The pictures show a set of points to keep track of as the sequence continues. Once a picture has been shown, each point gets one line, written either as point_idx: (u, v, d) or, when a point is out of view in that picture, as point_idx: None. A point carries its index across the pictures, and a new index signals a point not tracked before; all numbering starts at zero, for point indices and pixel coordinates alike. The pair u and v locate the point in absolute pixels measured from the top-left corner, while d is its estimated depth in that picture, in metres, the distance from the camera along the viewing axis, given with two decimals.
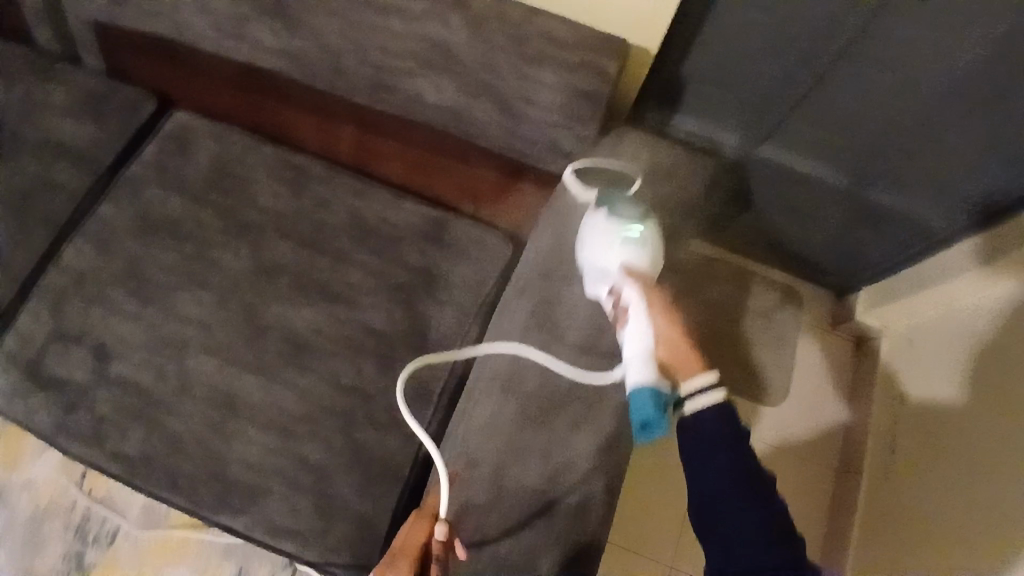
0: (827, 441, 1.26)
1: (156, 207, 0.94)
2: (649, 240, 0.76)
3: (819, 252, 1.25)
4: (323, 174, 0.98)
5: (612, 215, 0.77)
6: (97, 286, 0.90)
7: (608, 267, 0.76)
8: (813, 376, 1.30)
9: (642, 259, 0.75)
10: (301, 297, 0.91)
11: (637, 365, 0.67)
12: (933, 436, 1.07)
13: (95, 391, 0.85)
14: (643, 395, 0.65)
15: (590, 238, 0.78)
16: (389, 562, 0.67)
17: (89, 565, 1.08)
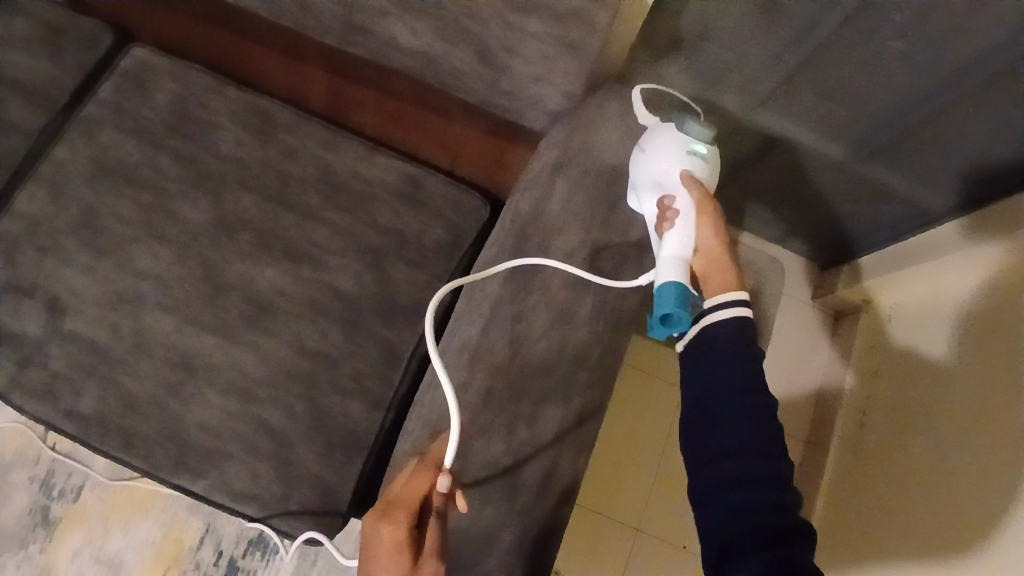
0: (800, 412, 1.28)
1: (114, 152, 0.89)
2: (712, 158, 0.73)
3: (812, 220, 1.20)
4: (292, 124, 0.92)
5: (681, 128, 0.73)
6: (50, 235, 0.85)
7: (662, 169, 0.71)
8: (791, 347, 1.30)
9: (703, 173, 0.72)
10: (265, 256, 0.87)
11: (672, 267, 0.67)
12: (899, 426, 1.05)
13: (48, 346, 0.82)
14: (669, 294, 0.65)
15: (655, 141, 0.73)
16: (387, 511, 0.64)
17: (55, 518, 1.07)
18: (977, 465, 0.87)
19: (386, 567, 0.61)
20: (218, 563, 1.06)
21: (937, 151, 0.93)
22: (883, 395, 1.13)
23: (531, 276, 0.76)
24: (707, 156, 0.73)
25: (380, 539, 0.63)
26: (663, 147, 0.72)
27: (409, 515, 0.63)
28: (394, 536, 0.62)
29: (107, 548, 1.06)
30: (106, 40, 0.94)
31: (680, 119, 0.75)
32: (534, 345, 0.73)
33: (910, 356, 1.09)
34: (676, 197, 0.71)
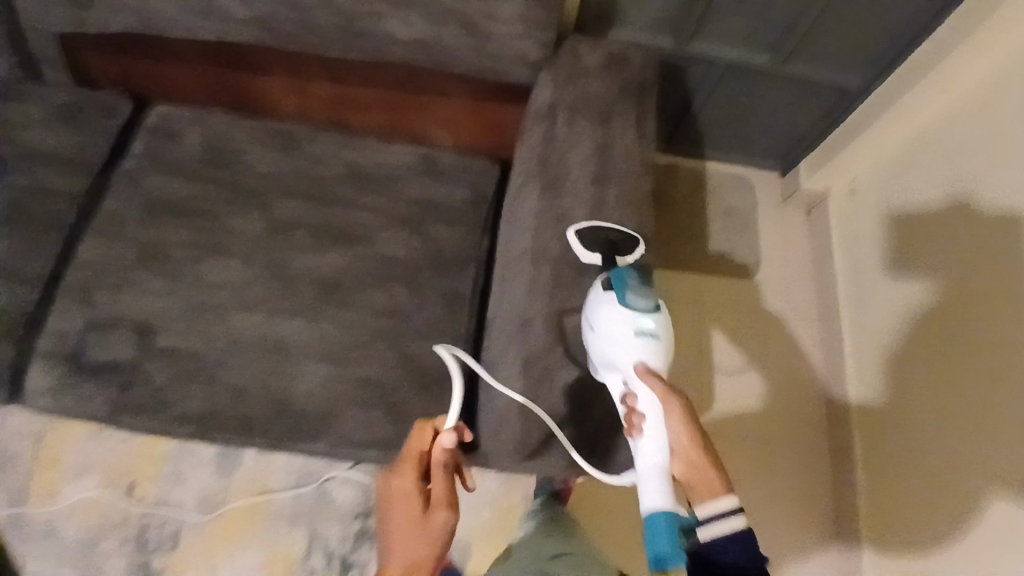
0: (800, 289, 1.44)
1: (162, 193, 0.98)
2: (664, 332, 0.72)
3: (757, 133, 1.38)
4: (312, 136, 1.05)
5: (623, 304, 0.72)
6: (121, 272, 0.92)
7: (619, 356, 0.71)
8: (777, 240, 1.46)
9: (657, 354, 0.71)
10: (321, 245, 0.97)
11: (656, 488, 0.66)
12: (910, 361, 1.20)
13: (147, 364, 0.88)
14: (663, 525, 0.64)
15: (605, 327, 0.73)
16: (396, 466, 0.77)
17: (157, 571, 1.09)
18: (988, 420, 1.03)
19: (401, 513, 0.74)
20: (330, 565, 1.11)
21: (849, 39, 1.14)
22: (869, 272, 1.31)
23: (560, 184, 0.88)
24: (656, 331, 0.72)
25: (393, 491, 0.75)
26: (614, 336, 0.71)
27: (415, 467, 0.76)
28: (402, 487, 0.75)
29: None
30: (124, 105, 1.04)
31: (620, 288, 0.73)
32: (581, 233, 0.84)
33: (885, 241, 1.27)
34: (640, 397, 0.70)
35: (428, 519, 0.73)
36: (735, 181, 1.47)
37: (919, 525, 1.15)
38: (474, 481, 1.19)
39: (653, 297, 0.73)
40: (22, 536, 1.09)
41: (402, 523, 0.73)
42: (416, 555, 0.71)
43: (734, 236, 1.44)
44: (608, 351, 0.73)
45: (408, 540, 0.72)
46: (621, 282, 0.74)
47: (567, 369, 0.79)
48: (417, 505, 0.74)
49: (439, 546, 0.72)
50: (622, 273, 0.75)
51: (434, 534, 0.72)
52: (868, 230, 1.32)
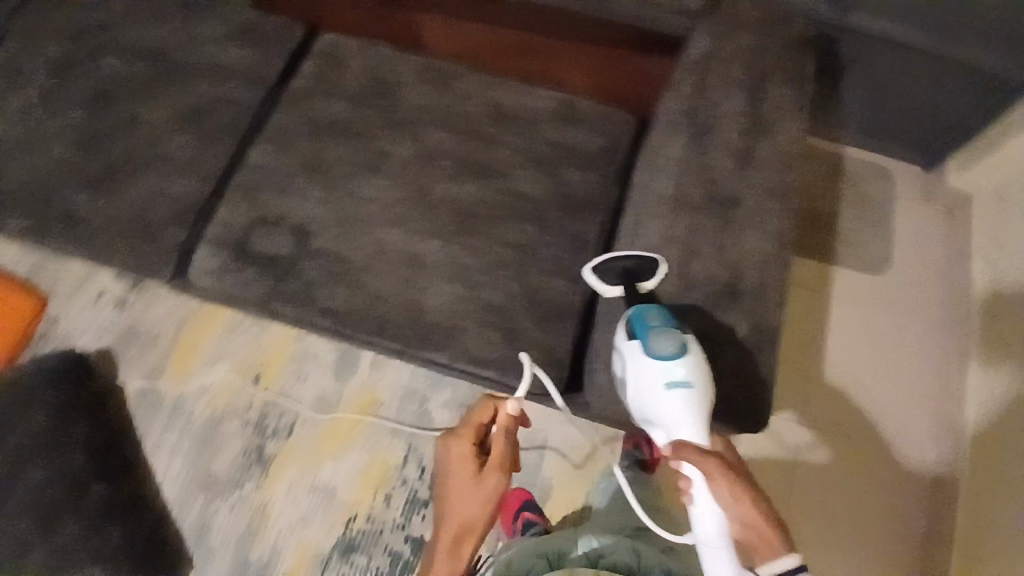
0: (933, 292, 1.37)
1: (327, 113, 1.07)
2: (697, 375, 0.74)
3: (895, 117, 1.30)
4: (463, 74, 1.10)
5: (649, 360, 0.75)
6: (287, 178, 1.02)
7: (653, 410, 0.75)
8: (913, 238, 1.40)
9: (691, 405, 0.73)
10: (462, 175, 1.03)
11: (714, 557, 0.72)
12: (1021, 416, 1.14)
13: (302, 261, 0.97)
14: None
15: (634, 384, 0.76)
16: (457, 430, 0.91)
17: (268, 456, 1.20)
18: None
19: (459, 471, 0.89)
20: (422, 478, 1.19)
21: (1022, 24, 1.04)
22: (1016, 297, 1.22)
23: (707, 136, 0.87)
24: (688, 381, 0.73)
25: (453, 454, 0.90)
26: (647, 391, 0.75)
27: (472, 433, 0.91)
28: (462, 451, 0.90)
29: (321, 476, 1.19)
30: (299, 29, 1.13)
31: (645, 343, 0.75)
32: (724, 187, 0.84)
33: None
34: (684, 464, 0.73)
35: (484, 478, 0.88)
36: (871, 174, 1.42)
37: None
38: (560, 428, 1.23)
39: (676, 339, 0.74)
40: (160, 406, 1.22)
41: (460, 482, 0.89)
42: (472, 511, 0.89)
43: (861, 232, 1.40)
44: (643, 407, 0.76)
45: (468, 492, 0.89)
46: (644, 331, 0.75)
47: (695, 315, 0.80)
48: (475, 464, 0.89)
49: (494, 499, 0.88)
50: (643, 317, 0.77)
51: (489, 489, 0.88)
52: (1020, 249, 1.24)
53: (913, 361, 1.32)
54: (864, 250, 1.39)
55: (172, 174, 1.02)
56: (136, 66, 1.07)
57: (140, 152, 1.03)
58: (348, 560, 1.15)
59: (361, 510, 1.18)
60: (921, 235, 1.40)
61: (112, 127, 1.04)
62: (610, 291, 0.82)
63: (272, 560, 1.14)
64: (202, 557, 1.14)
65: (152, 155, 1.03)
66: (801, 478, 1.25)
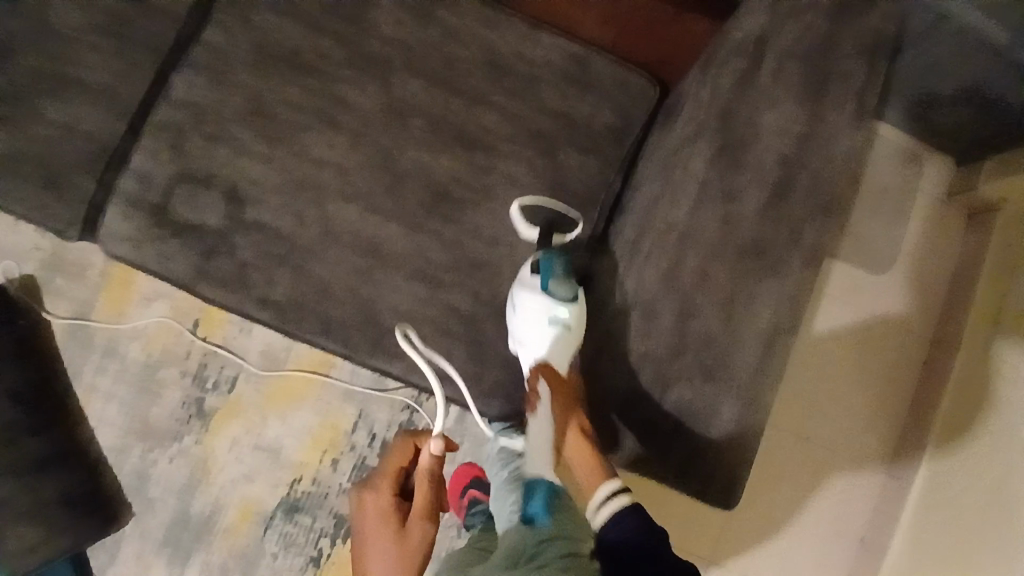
0: (931, 271, 1.23)
1: (273, 36, 0.85)
2: (577, 322, 0.76)
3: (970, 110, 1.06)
4: (450, 1, 0.87)
5: (544, 292, 0.75)
6: (219, 122, 0.83)
7: (526, 340, 0.75)
8: (928, 220, 1.23)
9: (564, 346, 0.74)
10: (436, 142, 0.85)
11: (537, 461, 0.68)
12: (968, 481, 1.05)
13: (234, 235, 0.81)
14: (536, 490, 0.64)
15: (519, 311, 0.76)
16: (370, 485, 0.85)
17: (210, 409, 1.12)
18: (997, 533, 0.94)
19: (377, 529, 0.80)
20: (372, 446, 1.14)
21: None
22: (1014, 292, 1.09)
23: (745, 149, 0.70)
24: (569, 322, 0.75)
25: (366, 508, 0.82)
26: (529, 319, 0.75)
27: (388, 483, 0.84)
28: (378, 503, 0.82)
29: (265, 436, 1.13)
30: None
31: (545, 276, 0.76)
32: (746, 226, 0.69)
33: None
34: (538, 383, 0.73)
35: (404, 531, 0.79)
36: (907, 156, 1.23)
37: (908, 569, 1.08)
38: None
39: (572, 287, 0.76)
40: (91, 345, 1.12)
41: (378, 545, 0.79)
42: None
43: (875, 241, 1.23)
44: (519, 335, 0.77)
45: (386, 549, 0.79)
46: (546, 267, 0.76)
47: (685, 381, 0.69)
48: (395, 521, 0.80)
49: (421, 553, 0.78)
50: (549, 257, 0.78)
51: (410, 546, 0.78)
52: None
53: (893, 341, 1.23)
54: (873, 262, 1.23)
55: (74, 101, 0.82)
56: None
57: (31, 66, 0.81)
58: (292, 519, 1.12)
59: (308, 472, 1.13)
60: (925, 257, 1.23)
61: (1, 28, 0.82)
62: (532, 236, 0.82)
63: (215, 513, 1.11)
64: (142, 505, 1.11)
65: (46, 72, 0.82)
66: (745, 507, 1.16)
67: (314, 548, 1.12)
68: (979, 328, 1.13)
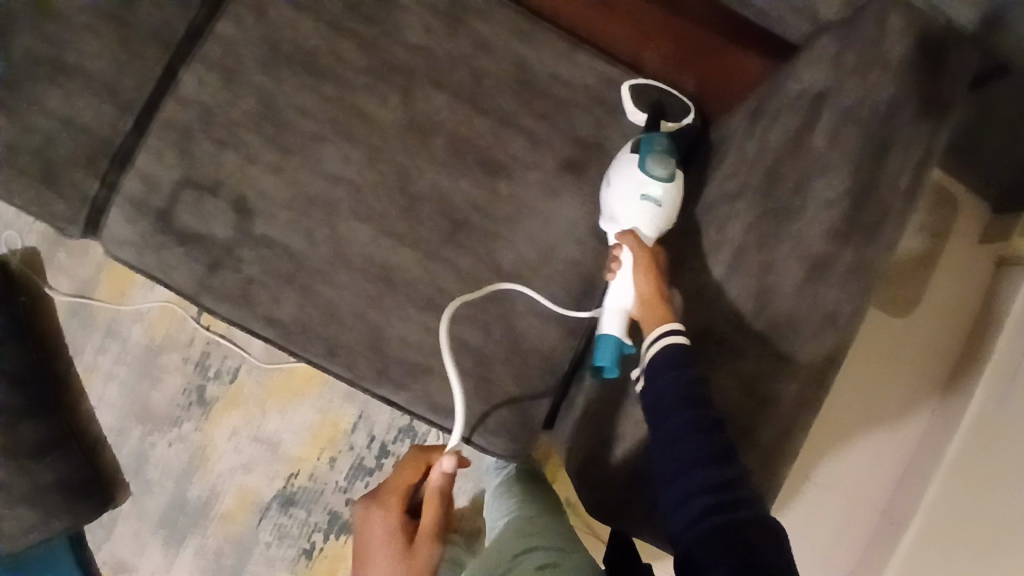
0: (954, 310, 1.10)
1: (289, 30, 0.79)
2: (672, 201, 0.71)
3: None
4: (485, 9, 0.81)
5: (641, 165, 0.72)
6: (228, 125, 0.78)
7: (618, 213, 0.73)
8: (961, 261, 1.09)
9: (655, 221, 0.71)
10: (458, 165, 0.80)
11: (612, 318, 0.71)
12: (963, 521, 0.95)
13: (240, 249, 0.77)
14: (606, 346, 0.71)
15: (615, 181, 0.73)
16: (377, 500, 0.78)
17: (211, 398, 1.12)
18: None
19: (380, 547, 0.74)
20: (371, 447, 1.12)
21: None
22: None
23: (786, 221, 0.68)
24: (662, 199, 0.71)
25: (372, 529, 0.75)
26: (622, 190, 0.72)
27: (398, 501, 0.77)
28: (383, 521, 0.75)
29: (265, 428, 1.12)
30: None
31: (643, 151, 0.73)
32: (777, 302, 0.68)
33: None
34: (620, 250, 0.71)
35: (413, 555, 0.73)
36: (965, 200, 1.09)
37: None
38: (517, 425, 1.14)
39: (671, 165, 0.72)
40: (92, 324, 1.11)
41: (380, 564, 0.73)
42: None
43: (908, 284, 1.09)
44: (611, 206, 0.74)
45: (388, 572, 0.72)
46: (646, 144, 0.73)
47: None
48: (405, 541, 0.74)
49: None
50: (651, 137, 0.74)
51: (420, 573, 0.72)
52: None
53: (902, 385, 1.11)
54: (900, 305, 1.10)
55: (81, 93, 0.78)
56: None
57: (43, 53, 0.78)
58: (287, 512, 1.12)
59: (305, 467, 1.12)
60: (952, 301, 1.10)
61: (13, 9, 0.78)
62: (638, 120, 0.79)
63: (212, 499, 1.12)
64: (140, 486, 1.12)
65: (54, 59, 0.78)
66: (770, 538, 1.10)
67: (308, 542, 1.13)
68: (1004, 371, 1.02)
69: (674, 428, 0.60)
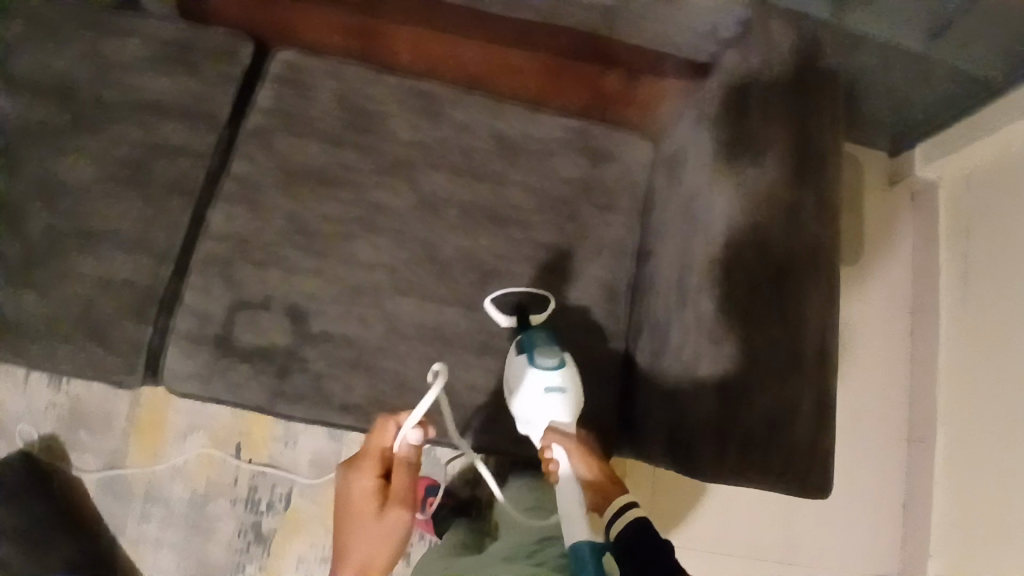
0: (888, 243, 1.30)
1: (298, 156, 0.90)
2: (572, 383, 0.81)
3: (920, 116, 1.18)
4: (454, 99, 0.96)
5: (534, 363, 0.80)
6: (265, 247, 0.86)
7: (534, 415, 0.79)
8: (882, 210, 1.31)
9: (566, 410, 0.79)
10: (472, 225, 0.92)
11: (577, 524, 0.69)
12: (987, 399, 1.10)
13: (303, 350, 0.84)
14: (583, 552, 0.64)
15: (518, 383, 0.81)
16: (358, 466, 0.80)
17: (268, 531, 1.09)
18: None
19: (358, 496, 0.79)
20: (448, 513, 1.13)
21: None
22: (978, 251, 1.16)
23: None
24: (565, 386, 0.80)
25: (353, 487, 0.80)
26: (528, 394, 0.79)
27: (374, 465, 0.79)
28: (363, 484, 0.79)
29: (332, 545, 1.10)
30: (245, 46, 0.93)
31: (529, 349, 0.81)
32: None
33: (1005, 222, 1.11)
34: (553, 448, 0.77)
35: (385, 515, 0.76)
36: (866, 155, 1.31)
37: (956, 522, 1.14)
38: None
39: (558, 353, 0.80)
40: (130, 495, 1.08)
41: (360, 519, 0.78)
42: (373, 550, 0.76)
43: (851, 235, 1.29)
44: (522, 410, 0.80)
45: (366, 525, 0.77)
46: (530, 344, 0.82)
47: (763, 392, 0.76)
48: (377, 503, 0.78)
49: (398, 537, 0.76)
50: (530, 334, 0.83)
51: (389, 529, 0.76)
52: (985, 205, 1.16)
53: (878, 316, 1.28)
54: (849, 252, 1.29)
55: (115, 255, 0.85)
56: (43, 110, 0.87)
57: (72, 229, 0.85)
58: None
59: None
60: (882, 240, 1.31)
61: (31, 198, 0.85)
62: (509, 322, 0.87)
63: None
64: None
65: (85, 231, 0.85)
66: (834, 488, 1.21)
67: None
68: (954, 286, 1.21)
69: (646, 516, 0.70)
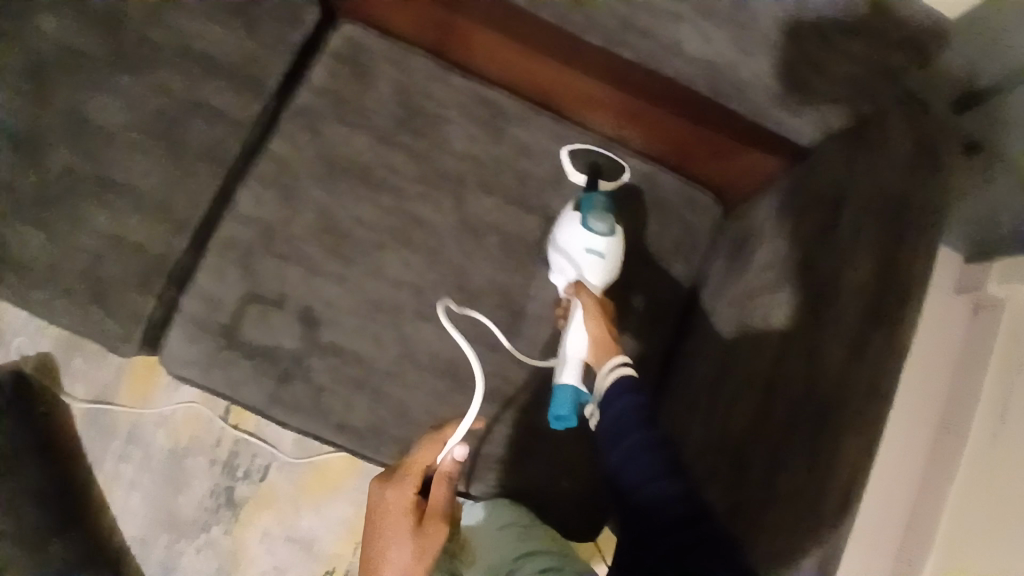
0: None
1: (342, 147, 0.84)
2: (614, 253, 0.80)
3: None
4: (522, 116, 0.88)
5: (584, 221, 0.80)
6: (289, 239, 0.81)
7: (567, 267, 0.80)
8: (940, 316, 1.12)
9: (598, 273, 0.80)
10: (511, 262, 0.85)
11: (570, 368, 0.77)
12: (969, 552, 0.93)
13: (310, 359, 0.80)
14: (563, 397, 0.76)
15: (563, 234, 0.81)
16: (398, 478, 0.75)
17: (240, 499, 1.09)
18: None
19: (393, 520, 0.73)
20: None
21: None
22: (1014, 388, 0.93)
23: None
24: (605, 254, 0.79)
25: (387, 501, 0.74)
26: (570, 245, 0.80)
27: (414, 481, 0.74)
28: (401, 500, 0.73)
29: (299, 527, 1.10)
30: (311, 13, 0.86)
31: (585, 210, 0.81)
32: None
33: None
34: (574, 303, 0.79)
35: (425, 529, 0.72)
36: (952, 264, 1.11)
37: None
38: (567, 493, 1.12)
39: (610, 221, 0.79)
40: (112, 434, 1.07)
41: (393, 535, 0.72)
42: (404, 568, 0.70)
43: None
44: (558, 260, 0.81)
45: (400, 542, 0.71)
46: (587, 204, 0.82)
47: (772, 535, 0.65)
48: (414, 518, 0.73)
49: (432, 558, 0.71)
50: (591, 197, 0.83)
51: (429, 545, 0.71)
52: None
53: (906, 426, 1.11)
54: None
55: (133, 213, 0.80)
56: (79, 38, 0.80)
57: (89, 175, 0.79)
58: None
59: (342, 564, 1.10)
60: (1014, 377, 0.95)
61: (50, 132, 0.79)
62: (579, 179, 0.87)
63: None
64: None
65: (105, 181, 0.80)
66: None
67: None
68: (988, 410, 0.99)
69: (633, 446, 0.65)
